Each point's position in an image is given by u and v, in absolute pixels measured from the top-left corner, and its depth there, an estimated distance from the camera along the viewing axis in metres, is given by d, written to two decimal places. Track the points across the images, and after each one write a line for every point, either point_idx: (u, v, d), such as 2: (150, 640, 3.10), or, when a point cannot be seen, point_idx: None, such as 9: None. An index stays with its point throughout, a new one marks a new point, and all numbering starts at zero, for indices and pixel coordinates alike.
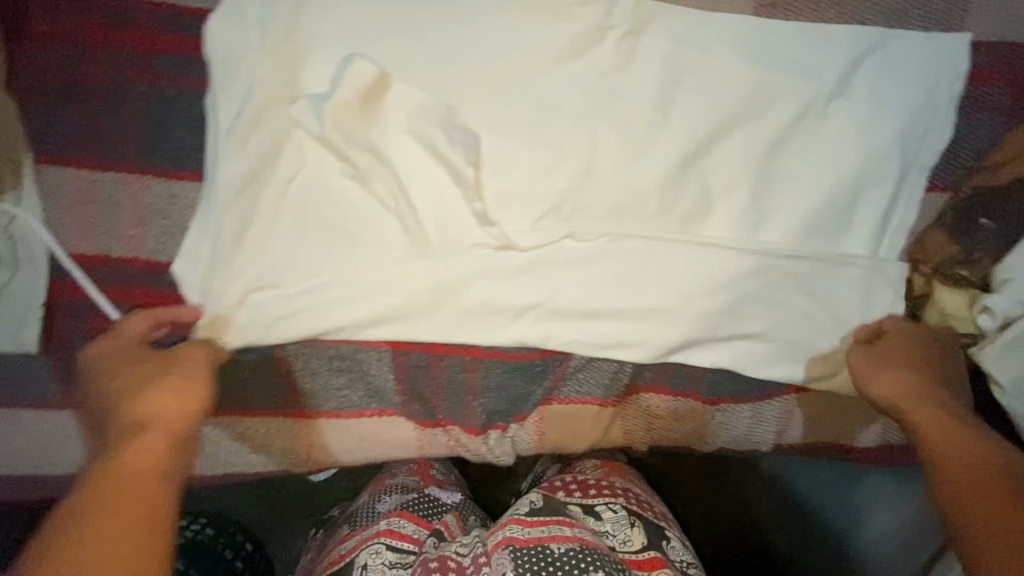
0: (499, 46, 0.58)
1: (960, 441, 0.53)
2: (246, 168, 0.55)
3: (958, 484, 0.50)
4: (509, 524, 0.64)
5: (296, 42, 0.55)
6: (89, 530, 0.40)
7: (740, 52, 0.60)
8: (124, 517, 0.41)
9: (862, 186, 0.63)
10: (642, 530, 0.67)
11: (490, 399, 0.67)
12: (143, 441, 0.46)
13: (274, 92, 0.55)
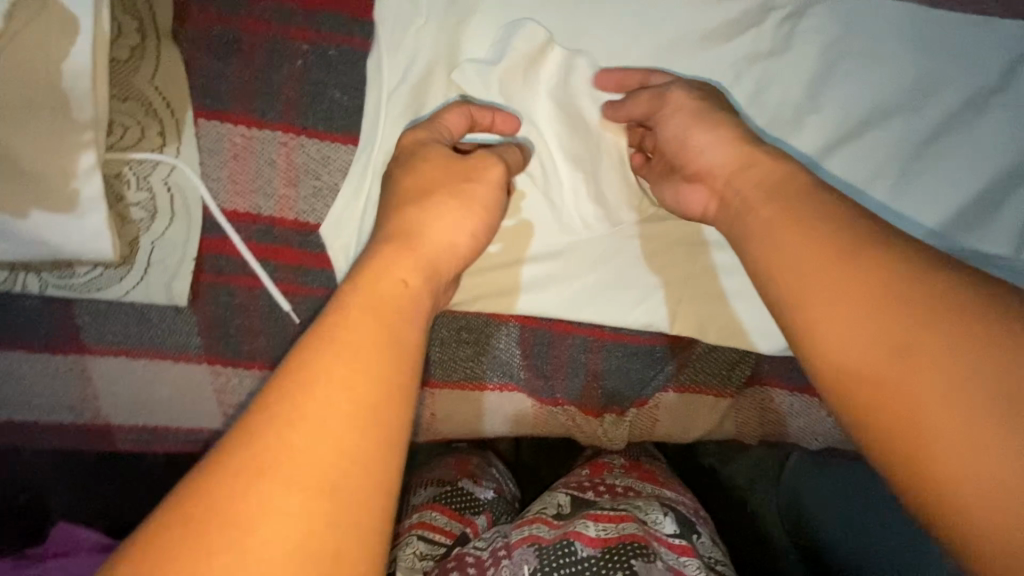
0: (661, 16, 0.57)
1: (921, 325, 0.31)
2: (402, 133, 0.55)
3: (857, 401, 0.32)
4: (535, 526, 0.60)
5: (464, 7, 0.55)
6: (316, 372, 0.33)
7: (907, 36, 0.58)
8: (352, 371, 0.34)
9: (1017, 186, 0.60)
10: (675, 519, 0.61)
11: (608, 380, 0.67)
12: (396, 273, 0.40)
13: (440, 56, 0.55)
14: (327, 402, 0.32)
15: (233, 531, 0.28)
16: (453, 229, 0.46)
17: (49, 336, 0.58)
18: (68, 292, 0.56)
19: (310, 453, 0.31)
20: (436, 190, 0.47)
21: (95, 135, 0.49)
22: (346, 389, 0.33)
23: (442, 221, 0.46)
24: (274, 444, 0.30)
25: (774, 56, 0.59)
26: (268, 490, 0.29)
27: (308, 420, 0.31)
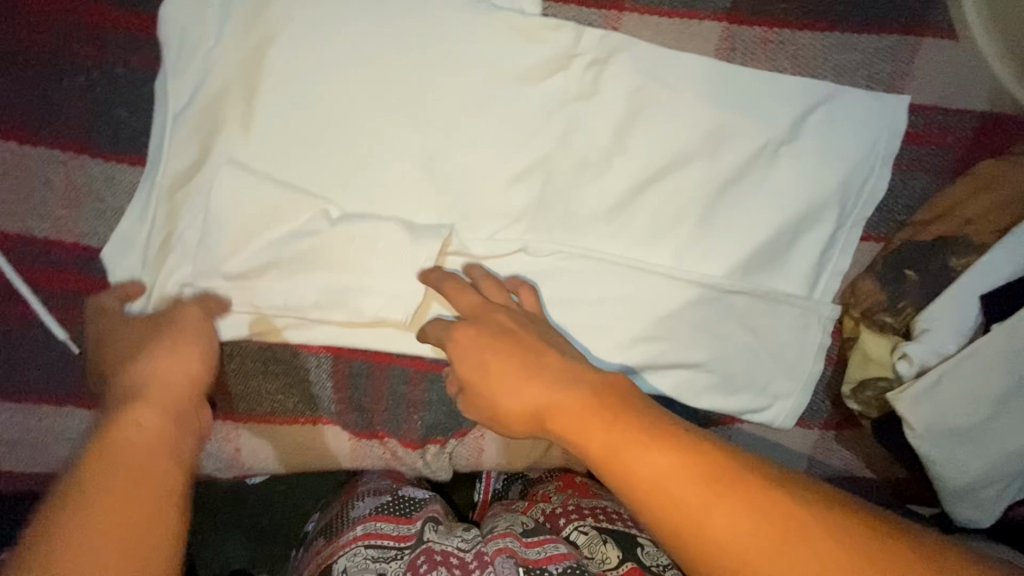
0: (469, 56, 0.58)
1: (780, 536, 0.37)
2: (190, 158, 0.54)
3: (683, 550, 0.39)
4: (503, 539, 0.58)
5: (258, 33, 0.54)
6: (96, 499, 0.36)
7: (703, 87, 0.62)
8: (132, 464, 0.39)
9: (803, 230, 0.65)
10: (615, 544, 0.61)
11: (431, 413, 0.65)
12: (139, 418, 0.43)
13: (236, 81, 0.54)
14: (128, 490, 0.38)
15: None
16: (170, 370, 0.48)
17: None
18: None
19: (119, 533, 0.35)
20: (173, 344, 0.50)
21: None
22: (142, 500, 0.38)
23: (147, 365, 0.47)
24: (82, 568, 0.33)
25: (581, 98, 0.61)
26: None
27: (109, 505, 0.36)
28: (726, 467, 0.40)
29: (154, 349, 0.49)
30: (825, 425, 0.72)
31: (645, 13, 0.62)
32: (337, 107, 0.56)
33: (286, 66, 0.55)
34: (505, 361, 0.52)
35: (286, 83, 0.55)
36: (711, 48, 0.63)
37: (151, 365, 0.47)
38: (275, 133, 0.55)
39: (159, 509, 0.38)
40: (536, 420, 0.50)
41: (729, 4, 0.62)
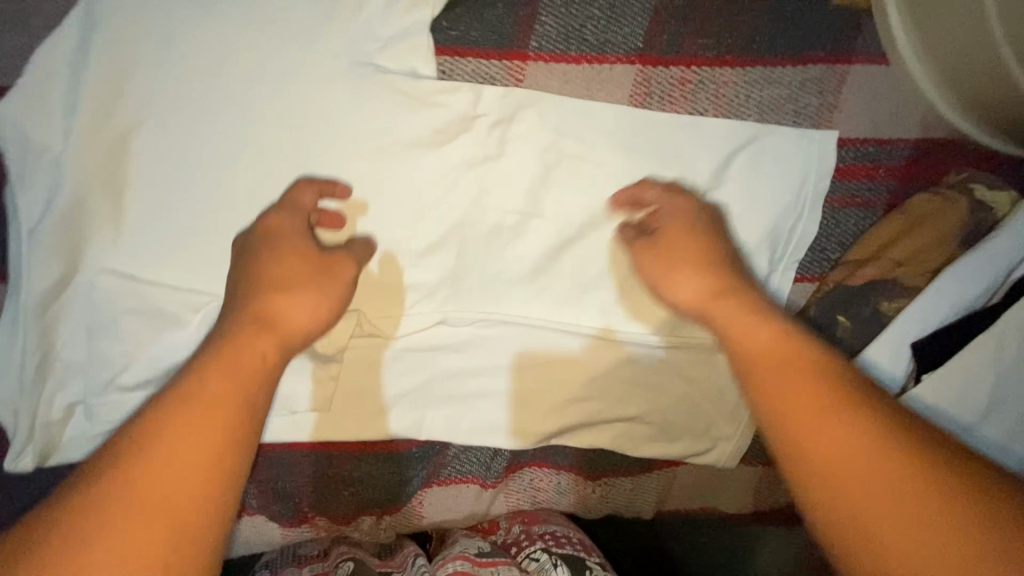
0: (362, 129, 0.54)
1: (911, 481, 0.36)
2: (52, 274, 0.50)
3: (782, 442, 0.41)
4: (458, 560, 0.61)
5: (113, 130, 0.49)
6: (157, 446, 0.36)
7: (618, 139, 0.58)
8: (193, 406, 0.38)
9: None
10: (565, 567, 0.63)
11: (363, 490, 0.64)
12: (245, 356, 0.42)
13: (100, 181, 0.49)
14: (185, 421, 0.37)
15: (94, 529, 0.33)
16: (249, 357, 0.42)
17: None
18: None
19: (160, 499, 0.35)
20: (288, 285, 0.47)
21: None
22: (201, 468, 0.36)
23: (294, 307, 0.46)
24: (118, 500, 0.34)
25: (490, 160, 0.57)
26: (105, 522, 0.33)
27: (156, 463, 0.35)
28: (896, 432, 0.38)
29: (276, 247, 0.49)
30: (765, 462, 0.72)
31: (551, 61, 0.57)
32: (215, 195, 0.52)
33: (148, 161, 0.50)
34: (705, 276, 0.53)
35: (152, 180, 0.50)
36: (626, 94, 0.58)
37: (281, 264, 0.48)
38: (143, 235, 0.51)
39: (207, 480, 0.36)
40: (705, 320, 0.52)
41: (642, 44, 0.57)
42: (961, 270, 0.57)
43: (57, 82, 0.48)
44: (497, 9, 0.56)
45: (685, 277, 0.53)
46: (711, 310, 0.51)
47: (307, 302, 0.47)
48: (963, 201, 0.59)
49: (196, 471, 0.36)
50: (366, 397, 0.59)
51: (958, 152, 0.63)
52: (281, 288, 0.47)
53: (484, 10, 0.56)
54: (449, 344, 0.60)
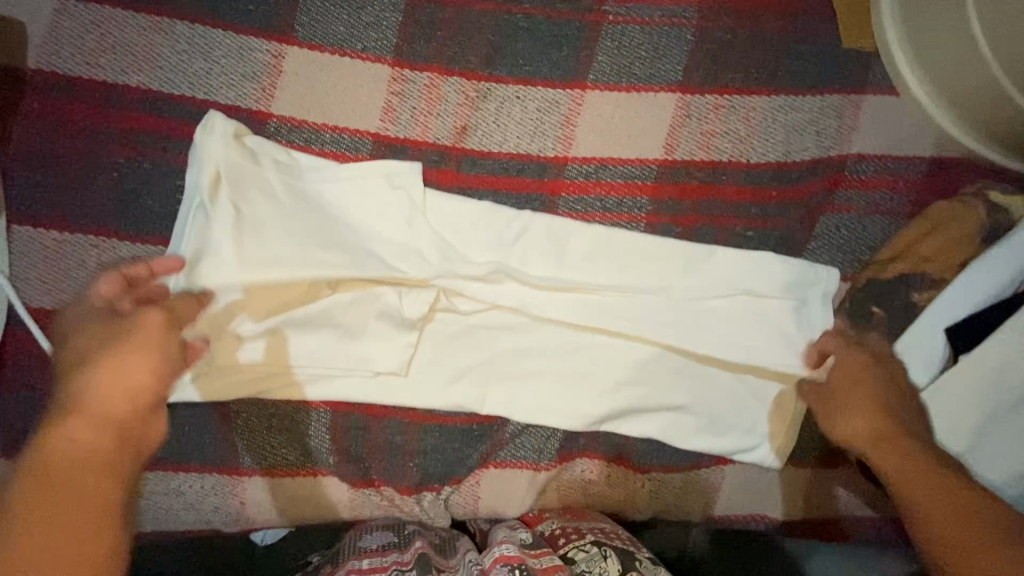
0: (455, 139, 0.67)
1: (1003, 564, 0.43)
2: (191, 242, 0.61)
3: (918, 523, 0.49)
4: (504, 545, 0.60)
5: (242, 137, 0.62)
6: (26, 513, 0.38)
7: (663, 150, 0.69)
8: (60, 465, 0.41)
9: (766, 274, 0.68)
10: (617, 561, 0.60)
11: (426, 461, 0.68)
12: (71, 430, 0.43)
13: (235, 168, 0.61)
14: (58, 468, 0.40)
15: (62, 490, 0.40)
16: (145, 371, 0.48)
17: None
18: None
19: (79, 460, 0.42)
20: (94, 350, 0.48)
21: None
22: (104, 456, 0.43)
23: (97, 380, 0.46)
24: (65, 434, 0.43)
25: (555, 168, 0.68)
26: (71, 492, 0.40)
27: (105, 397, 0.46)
28: (972, 496, 0.49)
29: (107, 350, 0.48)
30: (817, 462, 0.73)
31: (606, 89, 0.69)
32: (322, 186, 0.63)
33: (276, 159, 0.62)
34: (858, 410, 0.59)
35: (279, 173, 0.62)
36: (669, 116, 0.69)
37: (88, 391, 0.46)
38: (271, 218, 0.62)
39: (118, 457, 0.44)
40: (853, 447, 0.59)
41: (682, 78, 0.69)
42: (986, 263, 0.62)
43: (234, 102, 0.63)
44: (563, 50, 0.69)
45: (852, 407, 0.60)
46: (865, 441, 0.58)
47: (144, 366, 0.48)
48: (979, 205, 0.66)
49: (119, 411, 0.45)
50: (441, 367, 0.67)
51: (971, 169, 0.70)
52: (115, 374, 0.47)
53: (552, 52, 0.69)
54: (512, 325, 0.69)
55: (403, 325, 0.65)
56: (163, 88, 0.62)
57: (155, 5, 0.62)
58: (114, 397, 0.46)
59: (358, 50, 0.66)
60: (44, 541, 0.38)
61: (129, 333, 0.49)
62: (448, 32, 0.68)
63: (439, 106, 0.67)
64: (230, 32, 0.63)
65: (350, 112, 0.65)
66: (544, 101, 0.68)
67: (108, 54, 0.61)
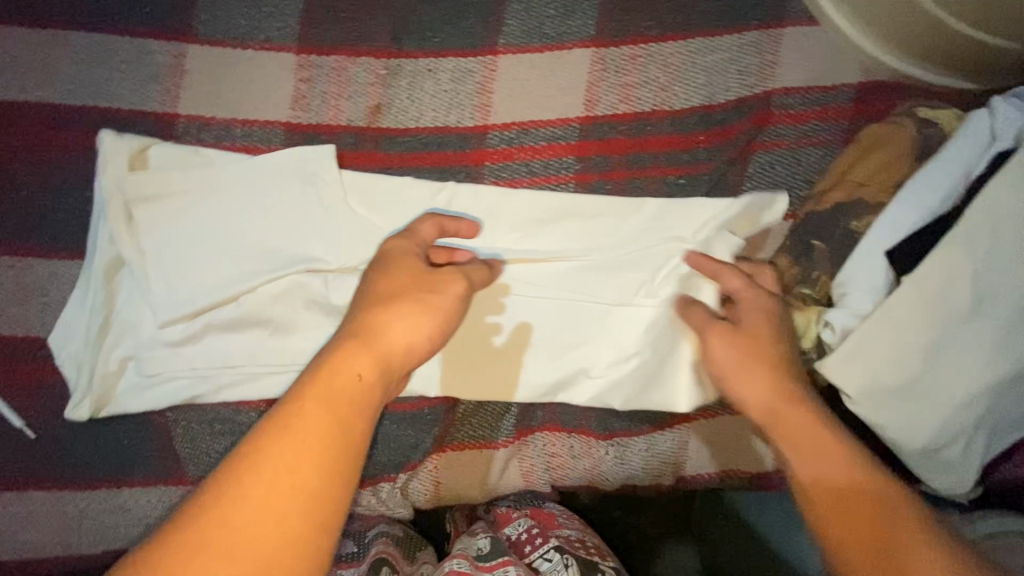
0: (370, 120, 0.66)
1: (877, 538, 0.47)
2: (104, 257, 0.59)
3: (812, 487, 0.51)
4: (458, 559, 0.63)
5: (142, 147, 0.60)
6: (282, 443, 0.41)
7: (584, 107, 0.68)
8: (325, 396, 0.44)
9: (706, 221, 0.66)
10: (576, 570, 0.63)
11: (380, 450, 0.67)
12: (355, 366, 0.46)
13: (139, 178, 0.59)
14: (318, 399, 0.44)
15: (296, 426, 0.42)
16: (411, 330, 0.51)
17: None
18: None
19: (344, 404, 0.44)
20: (395, 296, 0.52)
21: None
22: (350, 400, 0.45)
23: (399, 324, 0.51)
24: (345, 367, 0.46)
25: (476, 136, 0.67)
26: (301, 433, 0.42)
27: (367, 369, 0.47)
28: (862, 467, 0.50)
29: (399, 300, 0.52)
30: None
31: (518, 52, 0.68)
32: (234, 184, 0.61)
33: (186, 162, 0.61)
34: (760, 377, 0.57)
35: (189, 175, 0.60)
36: (585, 73, 0.68)
37: (394, 320, 0.51)
38: (184, 222, 0.60)
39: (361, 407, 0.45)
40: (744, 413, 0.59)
41: (595, 31, 0.68)
42: (920, 180, 0.61)
43: (138, 106, 0.63)
44: (469, 18, 0.68)
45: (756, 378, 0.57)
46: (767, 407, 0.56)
47: (411, 323, 0.51)
48: (909, 123, 0.64)
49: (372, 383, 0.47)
50: None
51: (899, 89, 0.69)
52: (374, 328, 0.50)
53: (459, 21, 0.67)
54: None
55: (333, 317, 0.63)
56: (65, 100, 0.61)
57: (48, 20, 0.62)
58: (370, 347, 0.48)
59: (261, 42, 0.65)
60: (290, 453, 0.41)
61: (433, 289, 0.53)
62: (350, 12, 0.67)
63: (349, 89, 0.66)
64: (128, 37, 0.63)
65: (259, 104, 0.65)
66: (457, 70, 0.67)
67: (8, 74, 0.61)
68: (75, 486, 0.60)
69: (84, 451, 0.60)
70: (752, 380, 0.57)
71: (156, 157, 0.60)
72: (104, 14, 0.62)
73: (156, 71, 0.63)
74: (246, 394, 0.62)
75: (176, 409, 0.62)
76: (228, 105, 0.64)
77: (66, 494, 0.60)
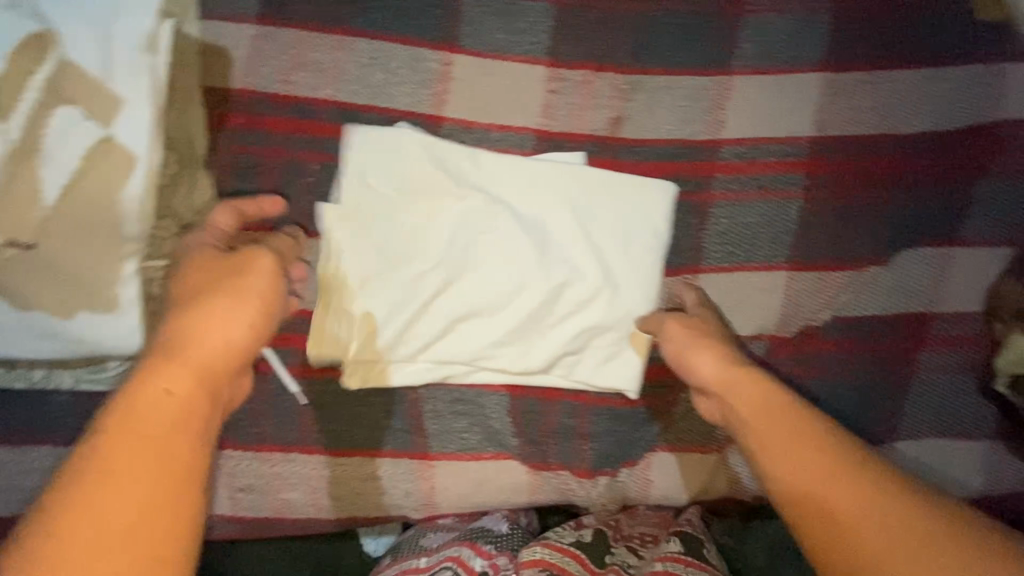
0: (611, 131, 0.71)
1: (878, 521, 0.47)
2: (376, 239, 0.65)
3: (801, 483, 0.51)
4: (542, 545, 0.62)
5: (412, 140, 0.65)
6: (83, 484, 0.39)
7: (813, 128, 0.71)
8: (126, 429, 0.42)
9: (920, 246, 0.70)
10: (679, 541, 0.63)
11: (600, 443, 0.69)
12: (159, 381, 0.45)
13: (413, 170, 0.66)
14: (131, 437, 0.41)
15: (110, 469, 0.40)
16: (225, 327, 0.50)
17: (69, 429, 0.61)
18: (94, 387, 0.61)
19: (146, 427, 0.42)
20: (202, 296, 0.52)
21: (136, 246, 0.55)
22: (156, 423, 0.43)
23: (211, 323, 0.50)
24: (127, 395, 0.44)
25: (707, 150, 0.71)
26: (117, 478, 0.40)
27: (167, 393, 0.44)
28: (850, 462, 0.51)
29: (213, 301, 0.51)
30: (997, 435, 0.70)
31: (752, 74, 0.71)
32: (491, 180, 0.67)
33: (450, 157, 0.66)
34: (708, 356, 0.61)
35: (453, 169, 0.66)
36: (816, 96, 0.71)
37: (209, 318, 0.50)
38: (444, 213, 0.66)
39: (180, 430, 0.43)
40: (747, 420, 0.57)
41: (826, 58, 0.71)
42: None
43: (410, 108, 0.68)
44: (708, 40, 0.72)
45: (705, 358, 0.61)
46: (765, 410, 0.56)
47: (230, 323, 0.51)
48: None
49: (179, 412, 0.44)
50: (609, 343, 0.68)
51: None
52: (183, 337, 0.48)
53: (698, 43, 0.71)
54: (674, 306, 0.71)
55: (590, 296, 0.67)
56: (349, 98, 0.67)
57: (339, 27, 0.68)
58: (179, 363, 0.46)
59: (518, 55, 0.70)
60: (110, 490, 0.39)
61: (219, 282, 0.52)
62: (598, 30, 0.71)
63: (594, 101, 0.71)
64: (406, 46, 0.69)
65: (514, 112, 0.70)
66: (693, 88, 0.71)
67: (300, 72, 0.67)
68: (334, 452, 0.65)
69: (345, 421, 0.65)
70: (749, 390, 0.58)
71: (426, 151, 0.66)
72: (387, 26, 0.69)
73: (427, 77, 0.69)
74: (489, 376, 0.67)
75: (428, 387, 0.67)
76: (488, 111, 0.70)
77: (326, 461, 0.65)
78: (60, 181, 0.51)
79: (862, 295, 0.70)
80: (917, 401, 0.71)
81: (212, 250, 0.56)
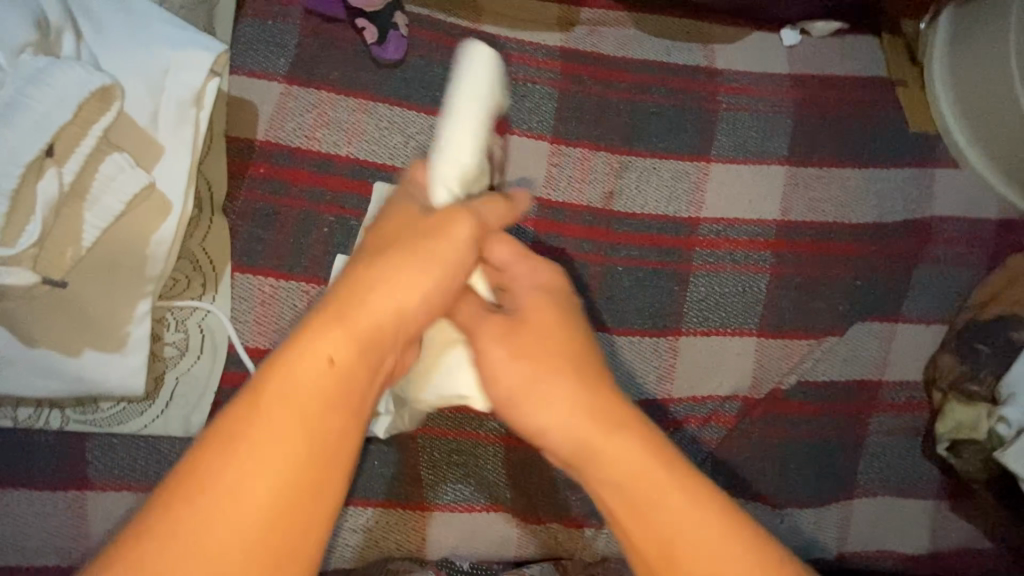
0: (605, 203, 0.78)
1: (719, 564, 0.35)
2: None
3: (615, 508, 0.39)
4: None
5: None
6: (232, 465, 0.31)
7: (778, 211, 0.81)
8: (269, 407, 0.33)
9: (870, 320, 0.79)
10: None
11: (588, 495, 0.72)
12: (323, 349, 0.35)
13: None
14: (271, 416, 0.33)
15: (242, 459, 0.31)
16: (410, 293, 0.40)
17: (52, 472, 0.60)
18: (82, 428, 0.60)
19: (309, 408, 0.34)
20: (393, 241, 0.43)
21: (157, 287, 0.57)
22: (303, 409, 0.33)
23: (388, 283, 0.40)
24: (265, 371, 0.34)
25: (689, 225, 0.79)
26: (238, 470, 0.31)
27: (328, 368, 0.35)
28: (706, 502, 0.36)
29: (386, 264, 0.41)
30: (937, 494, 0.78)
31: (727, 161, 0.81)
32: None
33: None
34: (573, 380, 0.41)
35: None
36: (780, 184, 0.81)
37: (381, 284, 0.40)
38: None
39: (341, 430, 0.35)
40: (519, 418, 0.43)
41: (788, 153, 0.82)
42: None
43: None
44: (690, 129, 0.81)
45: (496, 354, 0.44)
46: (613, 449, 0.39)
47: (423, 287, 0.41)
48: None
49: (327, 397, 0.34)
50: None
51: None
52: (365, 282, 0.39)
53: (681, 132, 0.81)
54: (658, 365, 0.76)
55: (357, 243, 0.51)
56: (367, 157, 0.72)
57: (363, 92, 0.73)
58: (350, 321, 0.37)
59: (524, 130, 0.78)
60: (239, 478, 0.31)
61: (432, 241, 0.43)
62: (596, 115, 0.80)
63: (590, 175, 0.78)
64: (423, 114, 0.75)
65: (519, 181, 0.76)
66: (676, 169, 0.80)
67: (323, 130, 0.71)
68: None
69: (343, 470, 0.66)
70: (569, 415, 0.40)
71: None
72: (407, 93, 0.75)
73: None
74: (483, 424, 0.69)
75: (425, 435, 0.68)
76: None
77: None
78: (99, 225, 0.53)
79: (823, 362, 0.78)
80: (871, 461, 0.78)
81: (414, 208, 0.47)
